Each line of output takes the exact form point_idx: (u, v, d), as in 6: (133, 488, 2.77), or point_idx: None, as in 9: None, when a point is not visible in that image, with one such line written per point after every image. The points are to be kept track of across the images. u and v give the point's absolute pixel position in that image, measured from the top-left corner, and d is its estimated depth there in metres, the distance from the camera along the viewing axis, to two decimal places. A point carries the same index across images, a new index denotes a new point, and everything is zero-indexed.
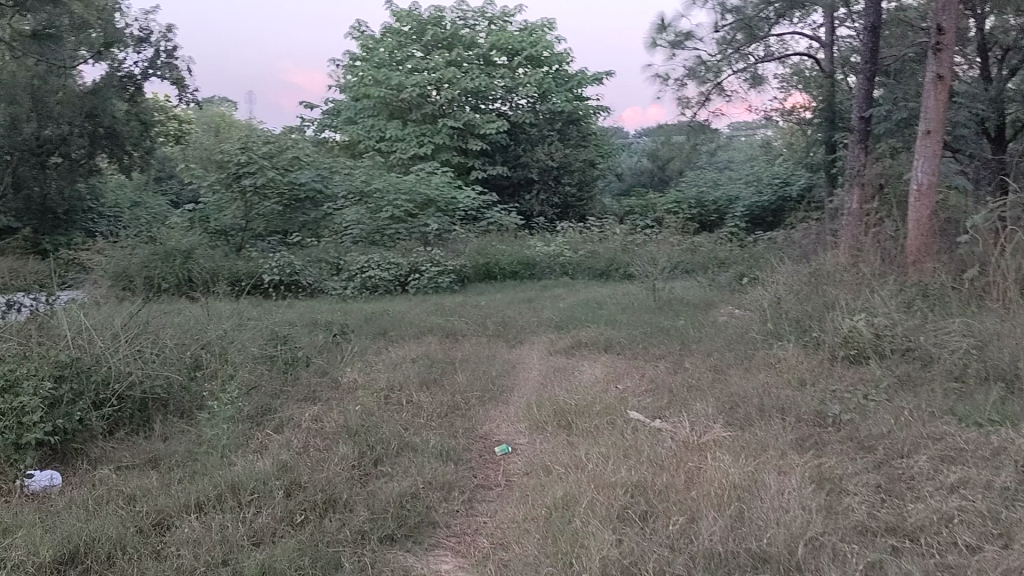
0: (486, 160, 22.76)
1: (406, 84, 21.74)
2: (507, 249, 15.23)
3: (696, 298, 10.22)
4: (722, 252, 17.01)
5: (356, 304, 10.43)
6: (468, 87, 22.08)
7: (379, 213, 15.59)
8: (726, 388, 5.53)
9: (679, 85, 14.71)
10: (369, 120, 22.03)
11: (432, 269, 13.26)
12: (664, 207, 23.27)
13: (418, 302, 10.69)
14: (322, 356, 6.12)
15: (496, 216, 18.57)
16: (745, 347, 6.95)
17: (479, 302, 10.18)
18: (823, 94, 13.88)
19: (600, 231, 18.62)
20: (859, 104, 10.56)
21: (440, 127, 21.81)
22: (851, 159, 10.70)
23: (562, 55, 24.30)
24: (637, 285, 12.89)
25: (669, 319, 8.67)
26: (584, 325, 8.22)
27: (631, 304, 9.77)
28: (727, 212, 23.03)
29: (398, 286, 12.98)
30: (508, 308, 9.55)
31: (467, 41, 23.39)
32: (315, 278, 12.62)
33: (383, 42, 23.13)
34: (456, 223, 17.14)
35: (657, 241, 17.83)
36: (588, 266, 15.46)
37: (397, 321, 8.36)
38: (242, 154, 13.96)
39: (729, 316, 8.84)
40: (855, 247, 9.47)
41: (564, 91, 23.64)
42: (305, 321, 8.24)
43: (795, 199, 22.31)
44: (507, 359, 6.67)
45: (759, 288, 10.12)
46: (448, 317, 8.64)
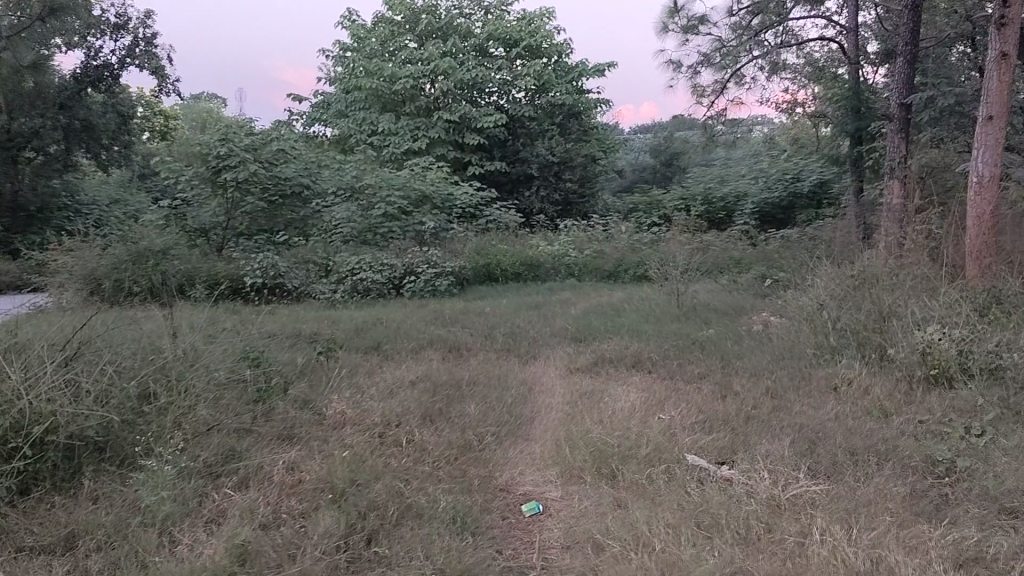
0: (483, 156, 21.80)
1: (399, 75, 20.76)
2: (509, 249, 14.24)
3: (723, 304, 9.28)
4: (735, 252, 16.06)
5: (347, 311, 9.45)
6: (464, 79, 21.08)
7: (371, 211, 14.56)
8: (791, 419, 4.59)
9: (692, 73, 13.72)
10: (360, 114, 21.07)
11: (429, 270, 12.23)
12: (669, 204, 22.31)
13: (415, 309, 9.70)
14: (305, 379, 5.14)
15: (495, 213, 17.60)
16: (797, 363, 6.01)
17: (483, 308, 9.19)
18: (848, 83, 12.92)
19: (605, 229, 17.64)
20: (898, 89, 9.57)
21: (435, 121, 20.83)
22: (889, 151, 9.73)
23: (562, 46, 23.27)
24: (651, 288, 11.95)
25: (698, 330, 7.72)
26: (605, 337, 7.27)
27: (652, 310, 8.84)
28: (735, 209, 22.07)
29: (392, 289, 12.00)
30: (515, 315, 8.59)
31: (463, 31, 22.37)
32: (302, 281, 11.62)
33: (375, 32, 22.13)
34: (453, 221, 16.16)
35: (666, 239, 16.85)
36: (595, 267, 14.49)
37: (393, 332, 7.38)
38: (223, 145, 12.92)
39: (764, 325, 7.90)
40: (901, 248, 8.54)
41: (564, 84, 22.63)
42: (289, 333, 7.26)
43: (805, 195, 21.36)
44: (523, 381, 5.69)
45: (792, 292, 9.18)
46: (451, 326, 7.67)
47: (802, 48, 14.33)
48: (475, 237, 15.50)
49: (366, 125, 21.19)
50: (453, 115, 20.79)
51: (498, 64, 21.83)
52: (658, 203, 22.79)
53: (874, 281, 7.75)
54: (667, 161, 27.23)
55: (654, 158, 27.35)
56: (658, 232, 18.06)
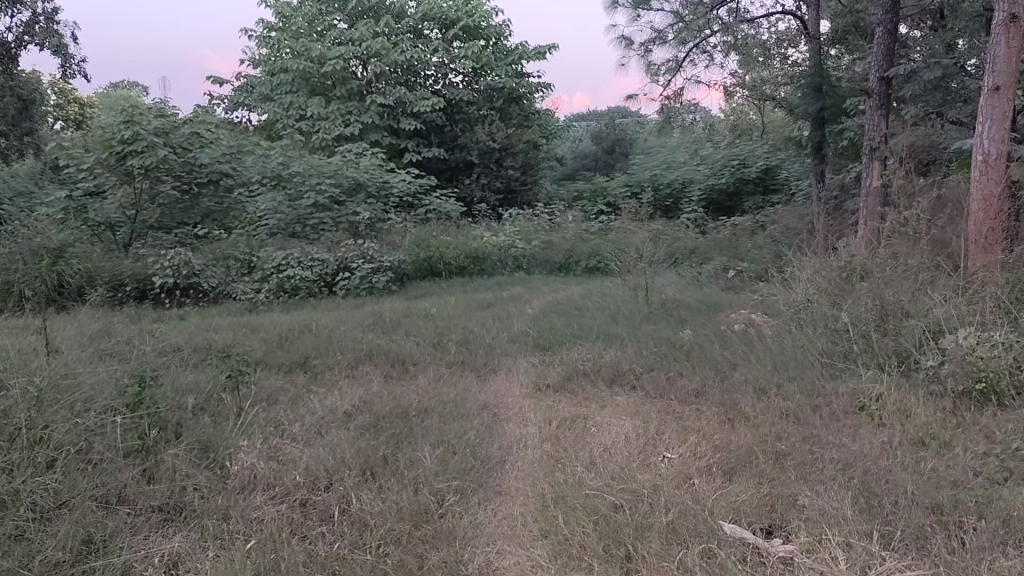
0: (420, 141, 20.64)
1: (328, 56, 19.50)
2: (451, 241, 13.15)
3: (696, 301, 8.38)
4: (690, 241, 15.22)
5: (272, 316, 8.30)
6: (398, 60, 19.89)
7: (299, 200, 13.50)
8: (826, 456, 3.68)
9: (644, 51, 12.80)
10: (286, 98, 19.74)
11: (365, 266, 11.06)
12: (615, 191, 21.40)
13: (348, 311, 8.56)
14: (208, 419, 4.05)
15: (435, 202, 16.48)
16: (803, 373, 5.11)
17: (425, 310, 8.12)
18: (810, 59, 12.11)
19: (551, 218, 16.66)
20: (878, 61, 8.74)
21: (368, 104, 19.62)
22: (868, 130, 8.92)
23: (500, 27, 22.17)
24: (609, 282, 10.99)
25: (676, 332, 6.79)
26: (572, 343, 6.28)
27: (618, 308, 7.88)
28: (683, 196, 21.16)
29: (324, 287, 10.81)
30: (463, 317, 7.53)
31: (396, 10, 21.12)
32: (219, 280, 10.40)
33: (301, 10, 20.73)
34: (390, 212, 15.05)
35: (616, 229, 15.96)
36: (544, 259, 13.50)
37: (322, 343, 6.25)
38: (127, 128, 11.53)
39: (747, 326, 7.02)
40: (890, 238, 7.74)
41: (504, 66, 21.55)
42: (199, 352, 6.10)
43: (753, 182, 20.68)
44: (484, 408, 4.65)
45: (770, 287, 8.33)
46: (391, 334, 6.59)
47: (758, 24, 13.53)
48: (414, 228, 14.38)
49: (293, 109, 19.85)
50: (387, 98, 19.60)
51: (433, 44, 20.65)
52: (603, 190, 21.64)
53: (869, 275, 6.92)
54: (609, 148, 26.38)
55: (596, 144, 26.45)
56: (607, 221, 17.15)
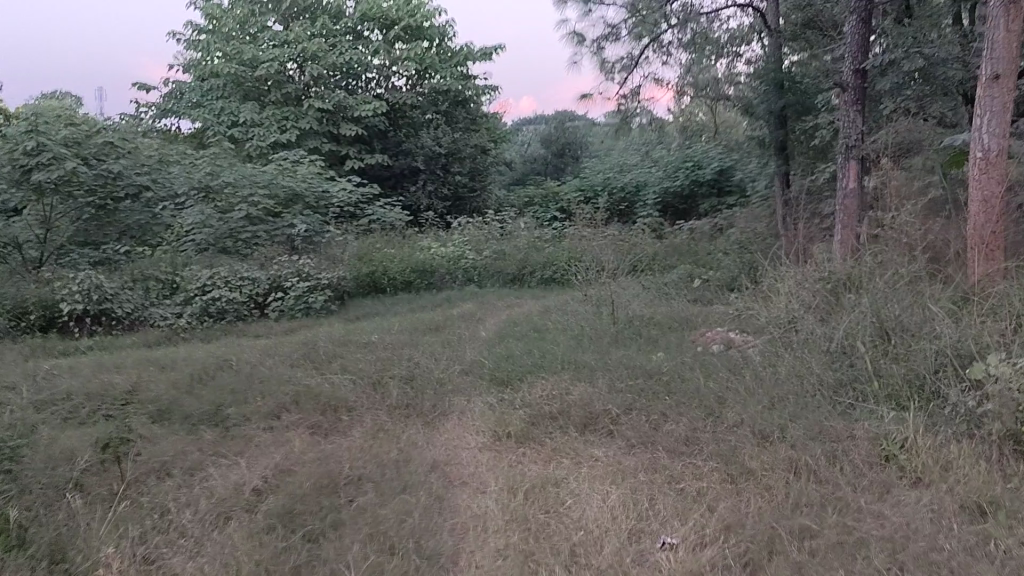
0: (362, 148, 19.67)
1: (262, 59, 18.44)
2: (396, 253, 12.25)
3: (665, 317, 7.61)
4: (647, 247, 14.53)
5: (192, 348, 7.31)
6: (336, 63, 18.92)
7: (231, 213, 12.62)
8: (871, 537, 2.92)
9: (597, 48, 12.05)
10: (218, 104, 18.68)
11: (300, 284, 10.09)
12: (567, 196, 20.67)
13: (277, 340, 7.62)
14: (75, 514, 3.16)
15: (378, 211, 15.52)
16: (809, 412, 4.35)
17: (364, 336, 7.22)
18: (771, 54, 11.46)
19: (501, 226, 15.83)
20: (853, 52, 8.07)
21: (306, 109, 18.63)
22: (843, 127, 8.26)
23: (443, 27, 21.29)
24: (567, 295, 10.20)
25: (650, 358, 6.01)
26: (533, 375, 5.44)
27: (582, 328, 7.08)
28: (638, 200, 20.59)
29: (254, 309, 9.83)
30: (408, 345, 6.66)
31: (334, 11, 20.11)
32: (136, 305, 9.38)
33: (233, 11, 19.61)
34: (329, 223, 14.13)
35: (570, 236, 15.17)
36: (496, 270, 12.65)
37: (241, 386, 5.31)
38: (31, 137, 10.40)
39: (728, 349, 6.26)
40: (876, 245, 7.07)
41: (449, 68, 20.68)
42: (93, 400, 5.13)
43: (707, 184, 20.14)
44: (434, 472, 3.80)
45: (747, 301, 7.62)
46: (324, 371, 5.68)
47: (715, 18, 12.87)
48: (356, 241, 13.42)
49: (226, 116, 18.76)
50: (326, 103, 18.63)
51: (374, 46, 19.69)
52: (554, 195, 20.87)
53: (861, 288, 6.22)
54: (559, 152, 25.64)
55: (545, 147, 25.68)
56: (560, 227, 16.38)
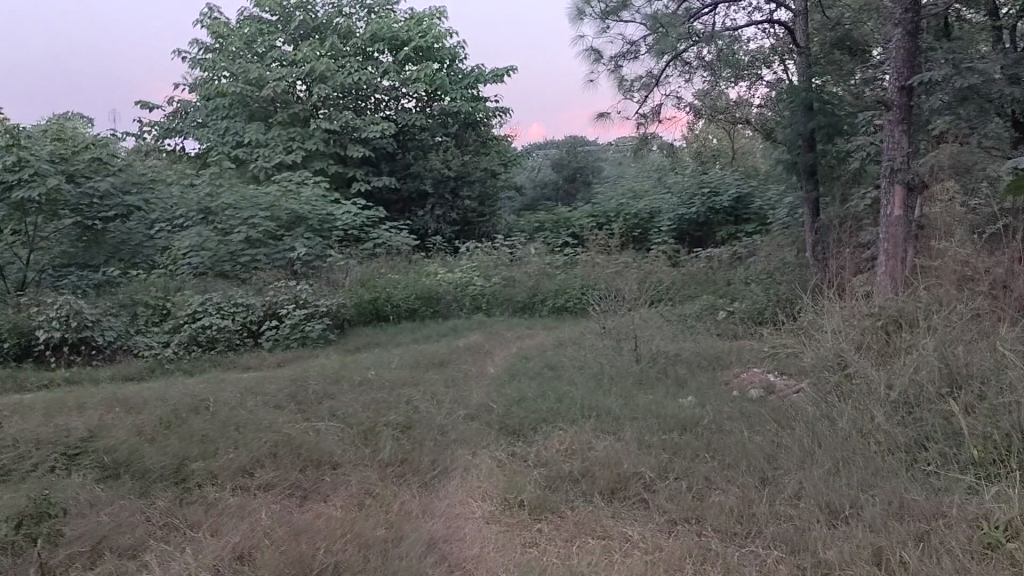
0: (370, 170, 19.07)
1: (268, 78, 17.94)
2: (400, 279, 11.56)
3: (695, 354, 6.89)
4: (666, 275, 13.82)
5: (172, 383, 6.64)
6: (344, 83, 18.37)
7: (230, 235, 12.23)
8: None
9: (615, 66, 11.43)
10: (222, 124, 18.16)
11: (296, 312, 9.36)
12: (580, 221, 20.00)
13: (265, 375, 6.92)
14: None
15: (384, 235, 14.86)
16: (880, 481, 3.65)
17: (361, 372, 6.52)
18: (800, 73, 10.82)
19: (511, 252, 15.14)
20: (898, 67, 7.41)
21: (312, 130, 18.08)
22: (886, 148, 7.58)
23: (455, 48, 20.74)
24: (581, 327, 9.48)
25: (681, 403, 5.32)
26: (551, 425, 4.73)
27: (602, 366, 6.38)
28: (652, 226, 19.80)
29: (246, 337, 9.15)
30: (408, 383, 5.98)
31: (343, 30, 19.60)
32: (120, 334, 8.74)
33: (239, 29, 19.12)
34: (333, 246, 13.49)
35: (583, 264, 14.46)
36: (505, 298, 11.93)
37: (216, 435, 4.62)
38: (14, 153, 9.81)
39: (769, 395, 5.56)
40: (930, 279, 6.39)
41: (460, 89, 20.11)
42: (45, 449, 4.47)
43: (725, 210, 19.43)
44: (431, 555, 3.13)
45: (783, 337, 6.93)
46: (312, 415, 4.99)
47: (739, 37, 12.26)
48: (360, 266, 12.75)
49: (229, 136, 18.25)
50: (333, 124, 18.09)
51: (383, 66, 19.16)
52: (566, 220, 20.20)
53: (920, 328, 5.53)
54: (571, 176, 25.00)
55: (557, 172, 25.04)
56: (573, 253, 15.69)
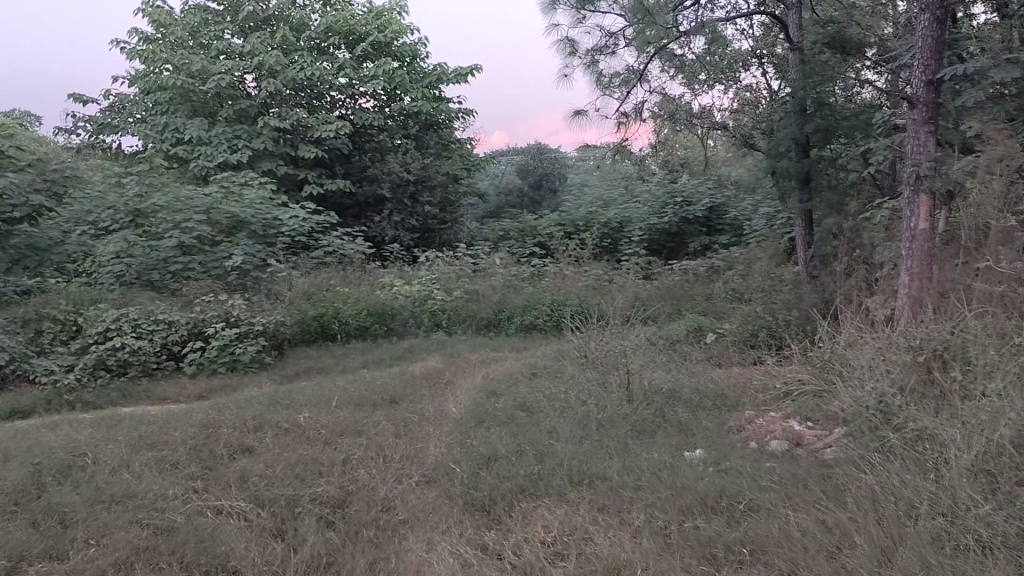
0: (323, 172, 17.79)
1: (212, 71, 16.66)
2: (351, 292, 10.37)
3: (693, 389, 5.83)
4: (642, 291, 12.77)
5: (58, 425, 5.41)
6: (295, 78, 17.11)
7: (158, 242, 10.90)
8: None
9: (591, 61, 10.39)
10: (161, 119, 16.81)
11: (226, 331, 8.16)
12: (546, 229, 18.92)
13: (177, 415, 5.70)
14: None
15: (334, 242, 13.60)
16: None
17: (293, 413, 5.33)
18: (795, 74, 9.85)
19: (474, 262, 13.99)
20: (925, 59, 6.45)
21: (259, 128, 16.82)
22: (909, 152, 6.62)
23: (416, 45, 19.56)
24: (554, 351, 8.38)
25: (691, 463, 4.24)
26: (531, 501, 3.62)
27: (587, 407, 5.29)
28: (622, 237, 18.79)
29: (167, 360, 7.92)
30: (350, 431, 4.83)
31: (295, 22, 18.33)
32: (16, 355, 7.48)
33: (183, 19, 17.78)
34: (276, 254, 12.24)
35: (552, 276, 13.35)
36: (468, 314, 10.78)
37: (83, 524, 3.45)
38: None
39: (797, 451, 4.51)
40: (974, 307, 5.43)
41: (421, 89, 18.92)
42: None
43: (698, 221, 18.49)
44: None
45: (797, 372, 5.89)
46: (219, 488, 3.82)
47: (725, 33, 11.31)
48: (307, 277, 11.53)
49: (168, 132, 16.79)
50: (283, 122, 16.84)
51: (338, 62, 17.91)
52: (532, 229, 19.08)
53: (978, 371, 4.53)
54: (536, 183, 23.90)
55: (521, 179, 23.92)
56: (540, 265, 14.60)
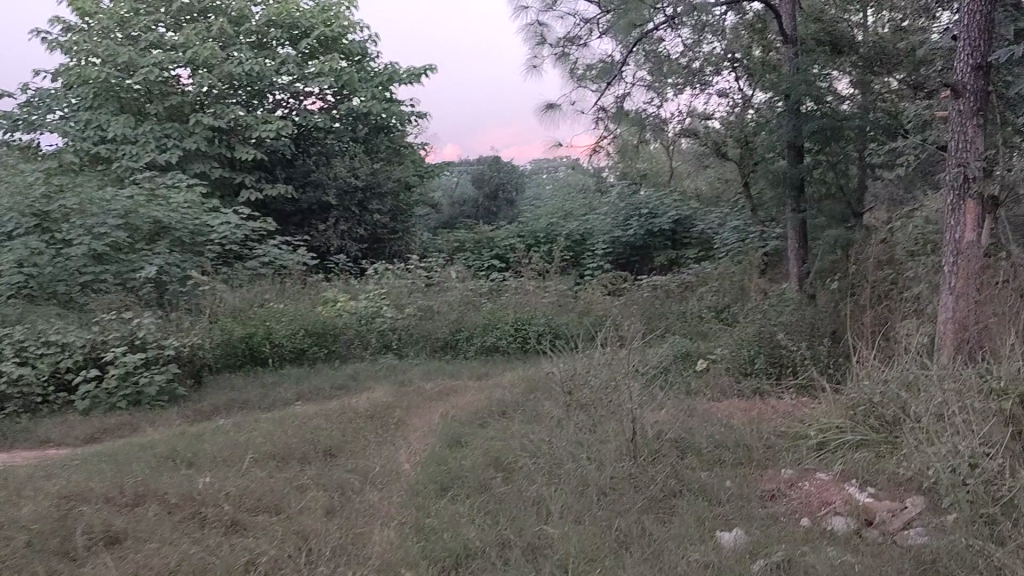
0: (262, 175, 16.39)
1: (141, 63, 15.19)
2: (287, 309, 9.05)
3: (707, 434, 4.68)
4: (613, 309, 11.62)
5: None
6: (234, 73, 15.69)
7: (63, 250, 9.45)
8: None
9: (564, 51, 9.24)
10: (82, 115, 15.27)
11: (131, 356, 6.80)
12: (504, 241, 17.71)
13: (43, 475, 4.36)
14: None
15: (271, 251, 12.22)
16: None
17: (197, 476, 4.05)
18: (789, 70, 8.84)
19: (427, 276, 12.70)
20: (972, 39, 5.43)
21: (192, 126, 15.38)
22: (952, 147, 5.58)
23: (366, 43, 18.25)
24: (523, 380, 7.17)
25: (739, 560, 3.08)
26: None
27: (583, 465, 4.08)
28: (584, 250, 17.68)
29: (57, 394, 6.54)
30: (268, 507, 3.58)
31: (235, 14, 16.89)
32: None
33: (110, 7, 16.25)
34: (204, 263, 10.82)
35: (513, 293, 12.16)
36: (421, 335, 9.50)
37: None
38: None
39: (870, 533, 3.38)
40: None
41: (371, 88, 17.60)
42: None
43: (664, 234, 17.46)
44: None
45: (833, 418, 4.77)
46: None
47: (708, 27, 10.28)
48: (238, 290, 10.17)
49: (92, 130, 15.32)
50: (218, 120, 15.41)
51: (281, 57, 16.53)
52: (489, 240, 17.86)
53: None
54: (492, 193, 22.68)
55: (476, 188, 22.69)
56: (500, 280, 13.38)
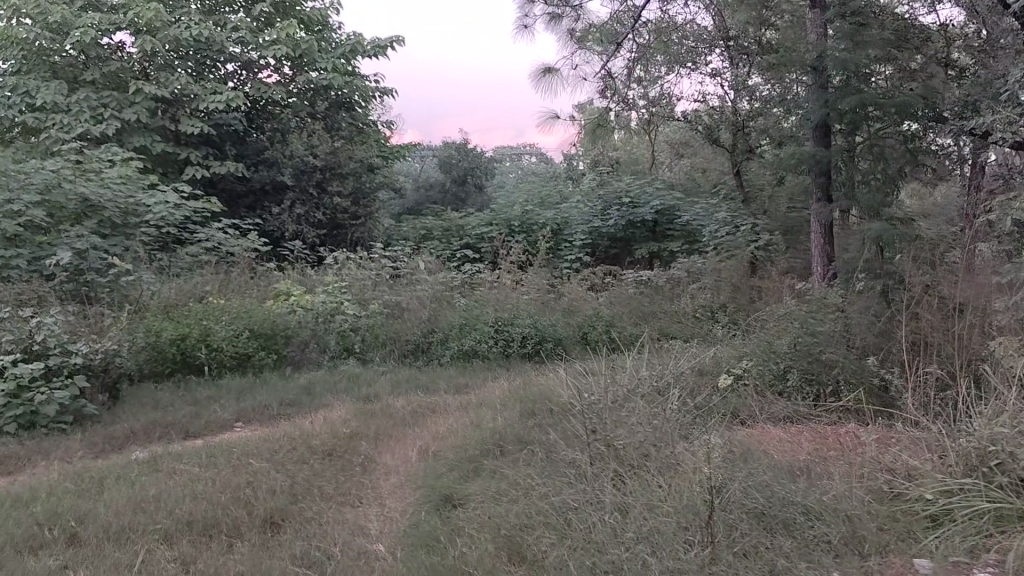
0: (210, 152, 14.87)
1: (74, 23, 13.54)
2: (231, 305, 7.67)
3: (792, 495, 3.45)
4: (601, 307, 10.40)
5: None
6: (181, 37, 14.10)
7: None
8: None
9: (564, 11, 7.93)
10: (7, 79, 13.55)
11: (27, 367, 5.37)
12: (474, 229, 16.40)
13: None
14: None
15: (215, 236, 10.77)
16: None
17: None
18: (821, 40, 7.64)
19: (393, 267, 11.33)
20: None
21: (133, 95, 13.81)
22: None
23: (327, 9, 16.72)
24: (514, 402, 5.90)
25: None
26: None
27: (641, 556, 2.83)
28: (561, 240, 16.43)
29: None
30: None
31: None
32: None
33: None
34: (137, 248, 9.35)
35: (489, 288, 10.90)
36: (387, 338, 8.16)
37: None
38: None
39: None
40: None
41: (332, 58, 16.09)
42: None
43: (647, 225, 16.28)
44: None
45: (950, 477, 3.58)
46: None
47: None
48: (173, 281, 8.75)
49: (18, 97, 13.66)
50: (162, 90, 13.83)
51: (233, 22, 14.96)
52: (458, 228, 16.54)
53: None
54: (459, 178, 21.30)
55: (443, 172, 21.28)
56: (473, 272, 12.06)
